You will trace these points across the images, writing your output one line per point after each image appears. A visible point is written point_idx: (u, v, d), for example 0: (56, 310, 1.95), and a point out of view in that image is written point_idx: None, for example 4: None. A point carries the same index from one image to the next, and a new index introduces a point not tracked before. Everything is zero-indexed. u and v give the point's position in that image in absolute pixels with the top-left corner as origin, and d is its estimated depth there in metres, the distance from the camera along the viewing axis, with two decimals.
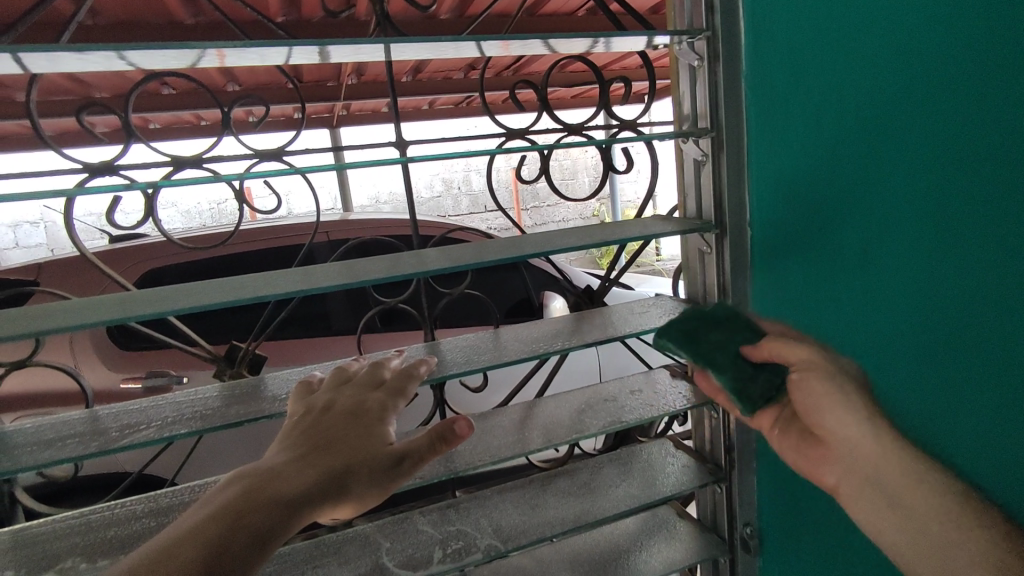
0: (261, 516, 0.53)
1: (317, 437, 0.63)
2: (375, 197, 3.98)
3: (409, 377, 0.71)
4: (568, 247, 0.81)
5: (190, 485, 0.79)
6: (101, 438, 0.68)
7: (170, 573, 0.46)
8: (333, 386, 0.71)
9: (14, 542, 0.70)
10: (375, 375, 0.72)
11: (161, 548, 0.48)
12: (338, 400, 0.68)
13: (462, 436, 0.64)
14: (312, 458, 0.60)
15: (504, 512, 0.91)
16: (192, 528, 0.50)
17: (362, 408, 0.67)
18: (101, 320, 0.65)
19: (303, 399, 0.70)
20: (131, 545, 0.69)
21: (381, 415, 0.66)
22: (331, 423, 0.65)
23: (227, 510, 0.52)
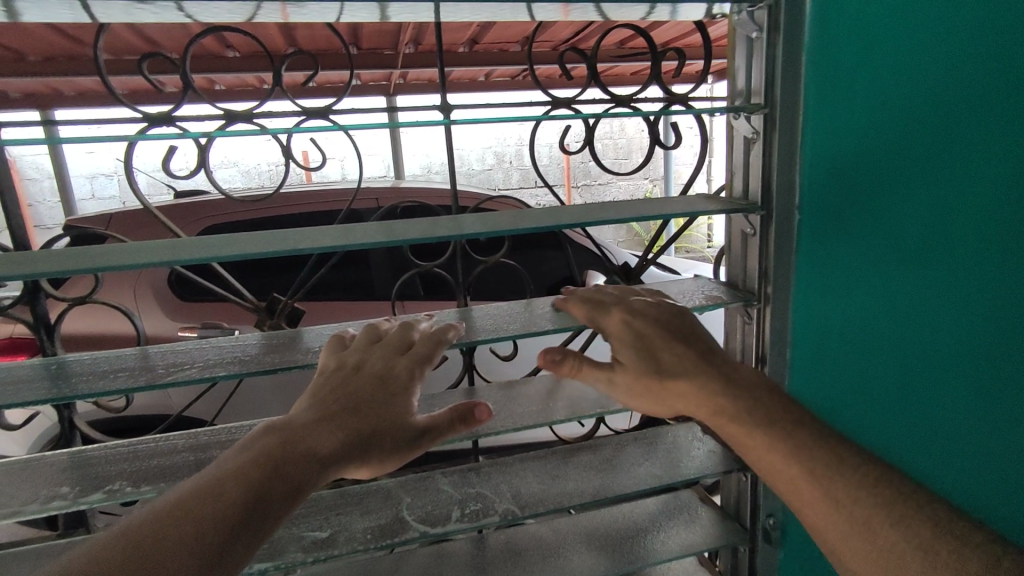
0: (294, 469, 0.55)
1: (348, 395, 0.65)
2: (426, 166, 3.98)
3: (437, 342, 0.73)
4: (606, 220, 0.80)
5: (227, 426, 0.83)
6: (150, 372, 0.73)
7: (214, 509, 0.48)
8: (361, 345, 0.73)
9: (71, 463, 0.76)
10: (405, 337, 0.74)
11: (205, 487, 0.50)
12: (366, 362, 0.70)
13: (481, 420, 0.71)
14: (341, 417, 0.62)
15: (524, 480, 0.92)
16: (232, 473, 0.52)
17: (390, 374, 0.69)
18: (150, 262, 0.68)
19: (336, 353, 0.72)
20: (173, 474, 0.73)
21: (406, 382, 0.68)
22: (361, 383, 0.67)
23: (267, 457, 0.55)
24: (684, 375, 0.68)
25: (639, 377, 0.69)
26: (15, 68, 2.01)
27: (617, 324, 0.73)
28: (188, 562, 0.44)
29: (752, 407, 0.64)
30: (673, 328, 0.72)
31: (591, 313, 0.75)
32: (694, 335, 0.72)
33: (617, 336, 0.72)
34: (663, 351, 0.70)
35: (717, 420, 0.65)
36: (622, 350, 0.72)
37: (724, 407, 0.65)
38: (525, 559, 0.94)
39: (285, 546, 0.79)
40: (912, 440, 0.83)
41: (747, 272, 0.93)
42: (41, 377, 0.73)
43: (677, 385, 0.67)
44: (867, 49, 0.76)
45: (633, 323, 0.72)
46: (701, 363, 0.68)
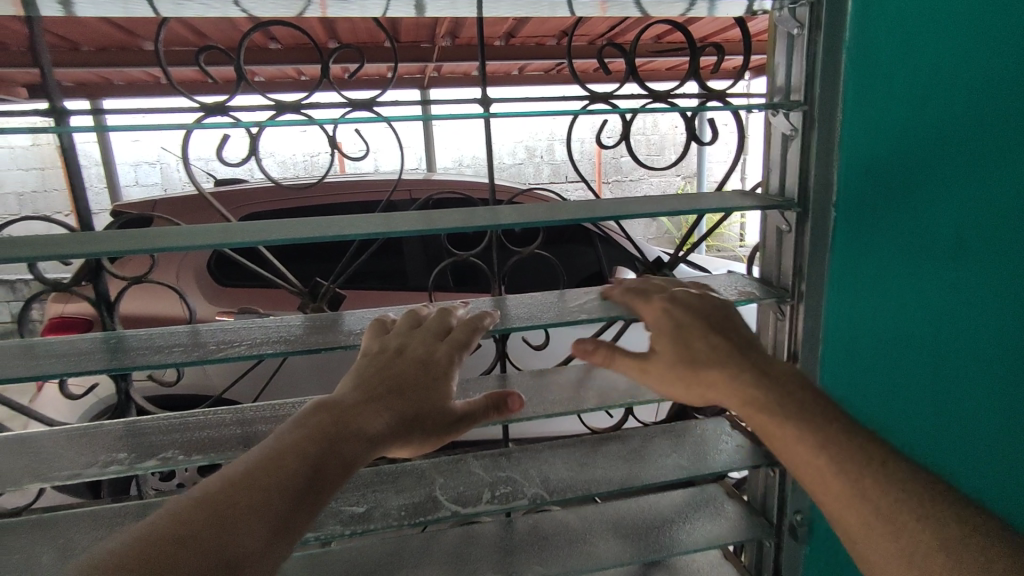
0: (344, 447, 0.58)
1: (391, 378, 0.68)
2: (458, 160, 4.02)
3: (474, 329, 0.75)
4: (640, 213, 0.82)
5: (272, 403, 0.87)
6: (202, 348, 0.77)
7: (276, 482, 0.51)
8: (403, 329, 0.76)
9: (128, 431, 0.81)
10: (444, 323, 0.77)
11: (265, 460, 0.53)
12: (408, 346, 0.73)
13: (513, 410, 0.74)
14: (386, 398, 0.65)
15: (553, 466, 0.94)
16: (288, 447, 0.55)
17: (431, 359, 0.71)
18: (204, 244, 0.72)
19: (378, 336, 0.75)
20: (222, 446, 0.78)
21: (446, 368, 0.71)
22: (403, 367, 0.69)
23: (320, 433, 0.58)
24: (717, 365, 0.69)
25: (672, 368, 0.71)
26: (72, 59, 2.11)
27: (656, 311, 0.75)
28: (252, 530, 0.47)
29: (783, 400, 0.64)
30: (713, 318, 0.73)
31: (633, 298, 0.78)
32: (734, 327, 0.72)
33: (654, 326, 0.75)
34: (698, 341, 0.71)
35: (747, 411, 0.66)
36: (658, 339, 0.73)
37: (755, 397, 0.65)
38: (552, 543, 0.97)
39: (323, 518, 0.83)
40: (944, 443, 0.82)
41: (781, 268, 0.93)
42: (102, 350, 0.78)
43: (709, 376, 0.69)
44: (909, 52, 0.76)
45: (672, 312, 0.74)
46: (736, 354, 0.69)
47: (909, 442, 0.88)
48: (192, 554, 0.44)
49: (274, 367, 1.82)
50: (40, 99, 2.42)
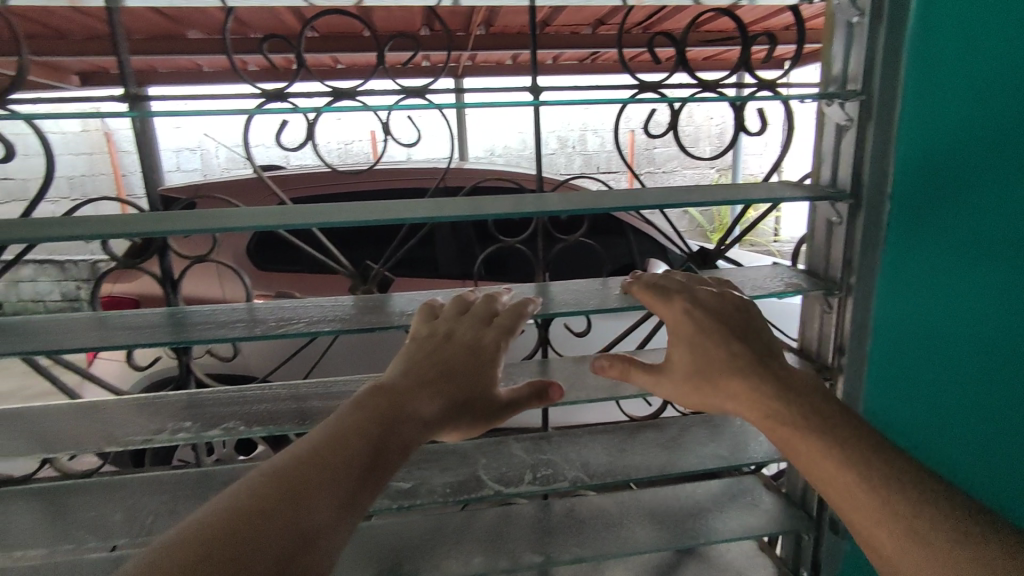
0: (403, 427, 0.61)
1: (441, 363, 0.70)
2: (490, 149, 4.03)
3: (519, 316, 0.77)
4: (689, 202, 0.82)
5: (323, 380, 0.91)
6: (261, 324, 0.80)
7: (344, 459, 0.54)
8: (451, 314, 0.78)
9: (191, 402, 0.86)
10: (490, 309, 0.79)
11: (330, 438, 0.55)
12: (457, 332, 0.75)
13: (553, 399, 0.76)
14: (435, 383, 0.67)
15: (593, 451, 0.95)
16: (349, 428, 0.57)
17: (480, 345, 0.73)
18: (267, 225, 0.75)
19: (428, 320, 0.78)
20: (278, 419, 0.82)
21: (494, 355, 0.73)
22: (452, 353, 0.72)
23: (379, 414, 0.60)
24: (733, 374, 0.67)
25: (686, 375, 0.70)
26: None
27: (675, 313, 0.72)
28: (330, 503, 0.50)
29: (801, 408, 0.62)
30: (730, 321, 0.72)
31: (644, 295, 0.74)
32: (754, 336, 0.71)
33: (674, 329, 0.72)
34: (716, 349, 0.69)
35: (770, 424, 0.63)
36: (674, 345, 0.72)
37: (772, 409, 0.63)
38: (589, 526, 0.98)
39: None
40: (989, 444, 0.82)
41: (830, 261, 0.92)
42: (167, 324, 0.82)
43: (727, 383, 0.67)
44: (965, 47, 0.74)
45: (693, 314, 0.71)
46: (756, 365, 0.67)
47: (955, 438, 0.87)
48: (275, 524, 0.46)
49: (324, 347, 1.83)
50: (95, 86, 2.51)
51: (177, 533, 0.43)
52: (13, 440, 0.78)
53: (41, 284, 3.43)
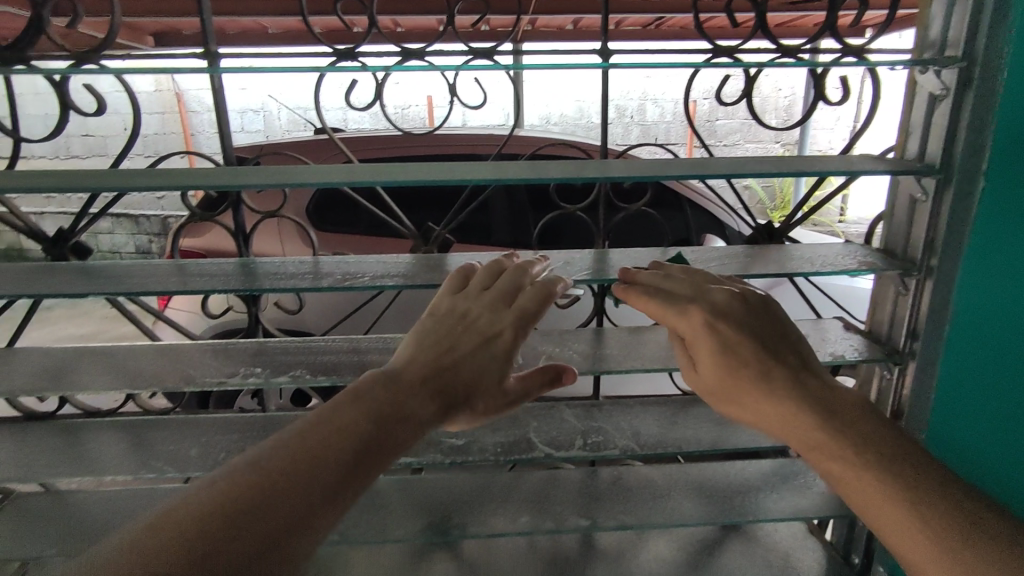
0: (397, 426, 0.61)
1: (449, 354, 0.69)
2: (545, 117, 3.97)
3: (542, 303, 0.74)
4: (760, 172, 0.79)
5: (382, 336, 0.93)
6: (325, 277, 0.83)
7: (326, 463, 0.54)
8: (472, 291, 0.75)
9: (260, 350, 0.90)
10: (514, 289, 0.75)
11: (320, 434, 0.57)
12: (474, 311, 0.72)
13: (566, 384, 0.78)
14: (441, 375, 0.67)
15: (644, 421, 0.95)
16: (340, 426, 0.58)
17: (495, 332, 0.71)
18: (334, 182, 0.77)
19: (451, 296, 0.76)
20: (340, 370, 0.85)
21: (509, 343, 0.71)
22: (464, 342, 0.70)
23: (374, 412, 0.60)
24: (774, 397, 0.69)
25: (720, 392, 0.72)
26: None
27: (692, 325, 0.71)
28: (287, 505, 0.50)
29: (848, 439, 0.66)
30: (759, 333, 0.71)
31: (661, 313, 0.72)
32: (783, 347, 0.71)
33: (694, 339, 0.71)
34: (747, 366, 0.69)
35: (815, 456, 0.67)
36: (703, 359, 0.72)
37: (821, 439, 0.67)
38: (635, 495, 0.99)
39: (426, 446, 0.89)
40: None
41: (910, 240, 0.88)
42: (239, 274, 0.86)
43: (764, 407, 0.69)
44: None
45: (718, 328, 0.70)
46: (793, 387, 0.69)
47: (1005, 440, 0.91)
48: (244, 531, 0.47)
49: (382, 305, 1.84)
50: (168, 46, 2.59)
51: (156, 522, 0.46)
52: (101, 374, 0.84)
53: (116, 237, 3.65)
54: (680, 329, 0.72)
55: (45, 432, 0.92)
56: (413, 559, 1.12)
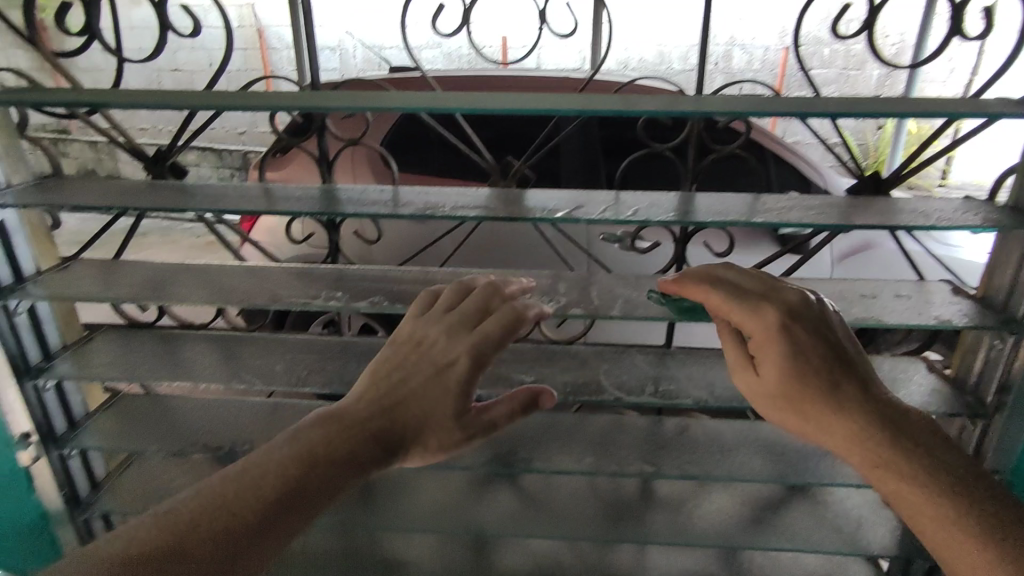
0: (333, 470, 0.64)
1: (398, 393, 0.71)
2: (623, 61, 3.78)
3: (505, 335, 0.72)
4: (874, 111, 0.73)
5: (456, 270, 0.93)
6: (406, 205, 0.84)
7: (247, 509, 0.60)
8: (435, 312, 0.74)
9: (340, 276, 0.92)
10: (475, 317, 0.73)
11: (249, 478, 0.62)
12: (431, 337, 0.73)
13: (544, 406, 0.75)
14: (385, 417, 0.69)
15: (719, 374, 0.92)
16: (272, 472, 0.62)
17: (449, 365, 0.71)
18: (421, 106, 0.77)
19: (417, 319, 0.75)
20: (417, 299, 0.86)
21: (463, 371, 0.71)
22: (415, 381, 0.71)
23: (310, 456, 0.64)
24: (844, 406, 0.67)
25: (779, 396, 0.69)
26: None
27: (767, 320, 0.68)
28: (192, 551, 0.56)
29: (923, 459, 0.65)
30: (833, 341, 0.69)
31: (730, 308, 0.70)
32: (851, 361, 0.69)
33: (764, 341, 0.69)
34: (816, 371, 0.68)
35: (879, 475, 0.65)
36: (766, 359, 0.69)
37: (887, 458, 0.65)
38: (702, 446, 0.98)
39: (497, 380, 0.90)
40: None
41: None
42: (323, 199, 0.87)
43: (825, 417, 0.68)
44: None
45: (792, 327, 0.68)
46: (860, 401, 0.67)
47: None
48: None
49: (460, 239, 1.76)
50: None
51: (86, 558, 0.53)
52: (195, 288, 0.89)
53: (202, 170, 3.79)
54: (746, 327, 0.70)
55: (145, 338, 0.99)
56: (475, 487, 1.16)
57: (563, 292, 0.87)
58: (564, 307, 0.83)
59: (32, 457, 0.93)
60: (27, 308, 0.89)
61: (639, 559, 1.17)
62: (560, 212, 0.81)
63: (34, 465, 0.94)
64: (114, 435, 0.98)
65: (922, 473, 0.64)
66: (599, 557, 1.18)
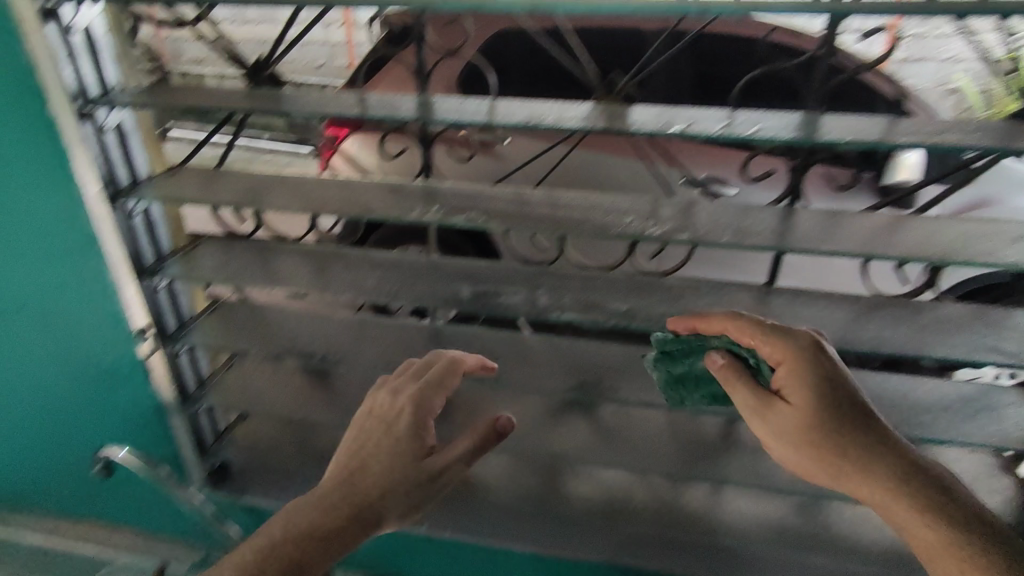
0: (325, 530, 0.75)
1: (364, 455, 0.81)
2: None
3: (442, 381, 0.86)
4: None
5: (550, 192, 0.89)
6: (505, 118, 0.79)
7: None
8: (390, 379, 0.88)
9: (432, 192, 0.90)
10: (422, 373, 0.88)
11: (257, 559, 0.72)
12: (382, 403, 0.86)
13: (507, 430, 0.84)
14: (354, 479, 0.79)
15: (828, 315, 0.86)
16: (269, 543, 0.73)
17: (398, 414, 0.84)
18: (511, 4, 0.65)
19: (377, 392, 0.88)
20: (511, 219, 0.83)
21: (408, 418, 0.83)
22: (374, 445, 0.82)
23: (298, 530, 0.74)
24: (845, 441, 0.74)
25: (794, 426, 0.76)
26: None
27: (773, 353, 0.77)
28: None
29: (914, 491, 0.70)
30: (836, 382, 0.76)
31: (755, 334, 0.78)
32: (850, 403, 0.76)
33: (789, 386, 0.77)
34: (824, 410, 0.75)
35: (878, 501, 0.72)
36: (790, 390, 0.77)
37: (887, 488, 0.71)
38: None
39: (590, 306, 0.87)
40: None
41: None
42: (418, 109, 0.84)
43: (844, 450, 0.74)
44: None
45: (802, 355, 0.76)
46: (853, 440, 0.74)
47: None
48: None
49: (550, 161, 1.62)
50: None
51: None
52: (291, 198, 0.89)
53: None
54: (771, 354, 0.77)
55: (244, 246, 1.01)
56: (551, 414, 1.16)
57: (667, 217, 0.82)
58: (670, 231, 0.78)
59: (148, 350, 1.00)
60: (143, 211, 0.93)
61: (713, 498, 1.15)
62: (676, 128, 0.74)
63: (151, 359, 1.01)
64: (217, 337, 1.02)
65: (916, 504, 0.70)
66: (672, 493, 1.16)
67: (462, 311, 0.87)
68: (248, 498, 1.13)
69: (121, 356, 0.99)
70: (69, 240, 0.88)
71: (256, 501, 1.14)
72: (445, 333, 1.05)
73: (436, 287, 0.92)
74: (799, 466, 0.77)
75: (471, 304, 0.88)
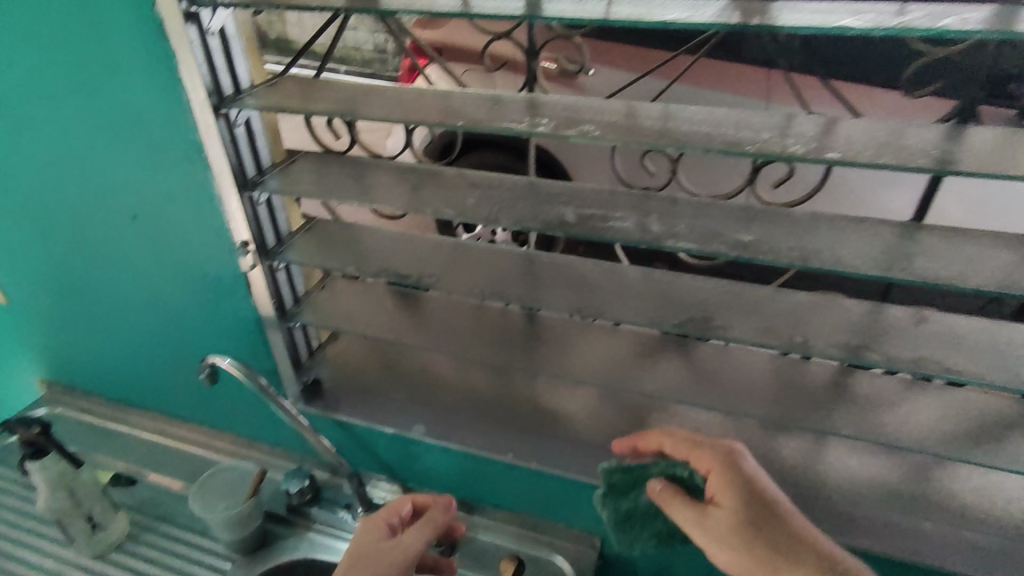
0: None
1: (357, 555, 0.92)
2: None
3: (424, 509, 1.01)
4: None
5: (667, 106, 0.80)
6: (624, 16, 0.69)
7: None
8: (379, 514, 1.00)
9: (535, 105, 0.83)
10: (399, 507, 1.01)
11: None
12: (382, 512, 1.00)
13: (450, 510, 1.02)
14: (357, 559, 0.92)
15: (990, 255, 0.73)
16: None
17: (392, 515, 0.99)
18: None
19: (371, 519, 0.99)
20: (624, 135, 0.75)
21: (400, 506, 1.01)
22: (365, 544, 0.94)
23: None
24: (762, 549, 0.83)
25: (722, 545, 0.85)
26: None
27: (688, 508, 0.88)
28: None
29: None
30: (752, 493, 0.86)
31: (693, 445, 0.91)
32: (763, 502, 0.86)
33: (705, 526, 0.87)
34: (740, 543, 0.84)
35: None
36: (712, 544, 0.86)
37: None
38: (941, 341, 0.81)
39: (706, 236, 0.79)
40: None
41: None
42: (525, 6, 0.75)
43: (766, 545, 0.83)
44: None
45: (711, 511, 0.88)
46: (770, 532, 0.84)
47: None
48: None
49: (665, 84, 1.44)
50: None
51: None
52: (387, 109, 0.85)
53: None
54: (701, 464, 0.90)
55: (338, 162, 0.98)
56: (643, 352, 1.11)
57: (809, 134, 0.71)
58: (814, 150, 0.68)
59: (248, 264, 0.99)
60: (244, 121, 0.91)
61: (813, 451, 1.07)
62: (837, 19, 0.61)
63: (251, 273, 1.01)
64: (313, 254, 1.01)
65: None
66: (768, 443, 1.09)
67: (566, 235, 0.81)
68: (338, 415, 1.16)
69: (223, 267, 1.03)
70: (175, 149, 0.92)
71: (345, 417, 1.17)
72: (538, 261, 1.00)
73: (536, 210, 0.86)
74: (731, 565, 0.86)
75: (575, 228, 0.81)
